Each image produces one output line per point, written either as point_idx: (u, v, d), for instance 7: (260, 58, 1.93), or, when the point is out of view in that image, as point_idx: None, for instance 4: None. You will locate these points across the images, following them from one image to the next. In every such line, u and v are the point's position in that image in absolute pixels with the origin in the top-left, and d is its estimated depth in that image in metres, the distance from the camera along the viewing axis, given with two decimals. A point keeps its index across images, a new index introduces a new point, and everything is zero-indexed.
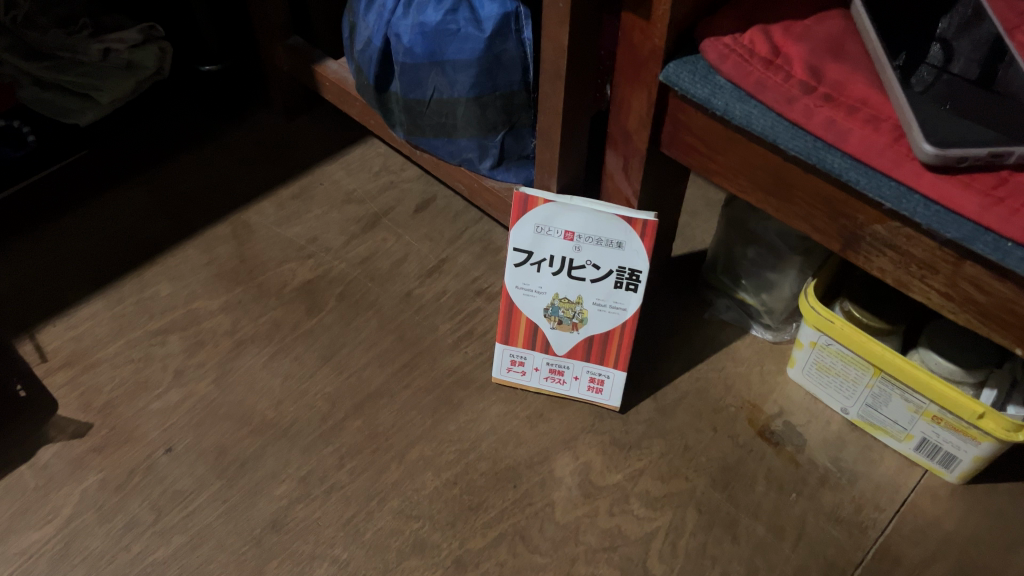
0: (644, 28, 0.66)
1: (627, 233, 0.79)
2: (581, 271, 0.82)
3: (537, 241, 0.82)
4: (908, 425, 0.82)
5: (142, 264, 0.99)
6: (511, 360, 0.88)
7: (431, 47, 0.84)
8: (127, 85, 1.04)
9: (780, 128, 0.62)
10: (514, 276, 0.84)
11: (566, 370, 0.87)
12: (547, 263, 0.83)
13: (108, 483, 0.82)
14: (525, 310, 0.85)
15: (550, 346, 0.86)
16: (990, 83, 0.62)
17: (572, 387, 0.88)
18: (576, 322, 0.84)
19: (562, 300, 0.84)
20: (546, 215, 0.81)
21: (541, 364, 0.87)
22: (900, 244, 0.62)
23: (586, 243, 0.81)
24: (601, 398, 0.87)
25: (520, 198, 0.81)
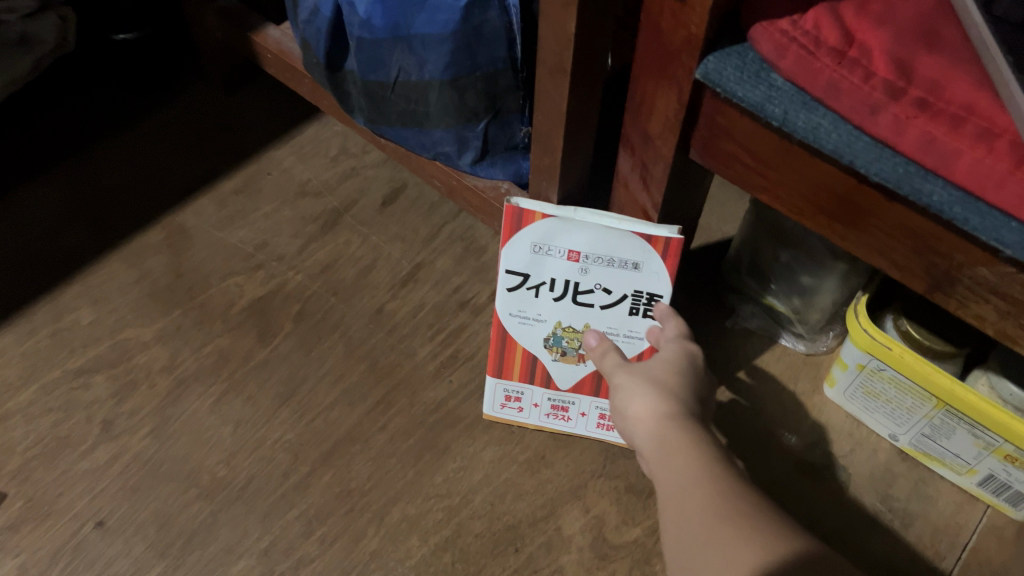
0: (677, 11, 0.50)
1: (645, 252, 0.65)
2: (589, 297, 0.68)
3: (534, 262, 0.68)
4: (973, 460, 0.70)
5: (57, 282, 0.83)
6: (506, 396, 0.74)
7: (394, 19, 0.67)
8: (25, 64, 0.87)
9: (860, 146, 0.48)
10: (507, 302, 0.70)
11: (572, 406, 0.74)
12: (547, 287, 0.69)
13: (28, 570, 0.68)
14: (522, 341, 0.72)
15: (551, 380, 0.73)
16: None
17: (580, 424, 0.75)
18: (582, 353, 0.71)
19: (566, 329, 0.71)
20: (545, 232, 0.66)
21: (542, 400, 0.74)
22: (1011, 292, 0.48)
23: (594, 265, 0.67)
24: (613, 435, 0.74)
25: (513, 213, 0.66)
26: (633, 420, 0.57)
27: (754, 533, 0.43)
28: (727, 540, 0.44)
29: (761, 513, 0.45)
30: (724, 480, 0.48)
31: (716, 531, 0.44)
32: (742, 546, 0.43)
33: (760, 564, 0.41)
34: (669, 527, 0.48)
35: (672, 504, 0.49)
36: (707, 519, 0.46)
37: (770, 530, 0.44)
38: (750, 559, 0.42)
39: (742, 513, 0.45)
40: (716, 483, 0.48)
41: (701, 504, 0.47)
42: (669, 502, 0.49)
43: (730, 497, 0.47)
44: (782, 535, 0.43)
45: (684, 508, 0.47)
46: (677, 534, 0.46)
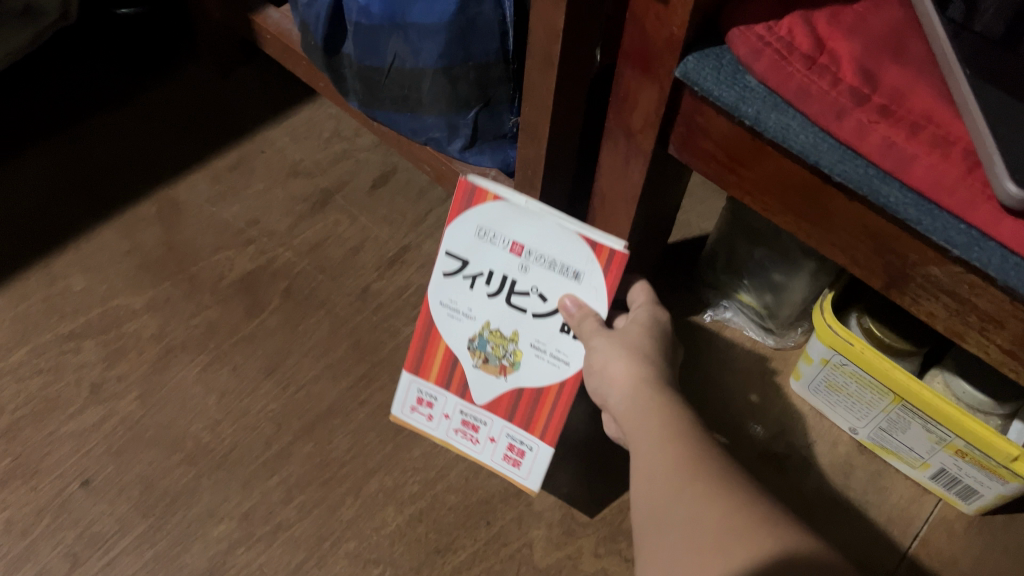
0: (661, 12, 0.52)
1: (588, 262, 0.60)
2: (523, 299, 0.63)
3: (475, 248, 0.63)
4: (926, 454, 0.74)
5: (49, 250, 0.85)
6: (417, 399, 0.70)
7: (392, 8, 0.69)
8: (25, 37, 0.88)
9: (825, 147, 0.51)
10: (440, 287, 0.66)
11: (482, 428, 0.69)
12: (483, 279, 0.64)
13: (14, 526, 0.71)
14: (447, 335, 0.67)
15: (467, 392, 0.68)
16: (1016, 45, 0.51)
17: (486, 451, 0.70)
18: (505, 365, 0.66)
19: (493, 333, 0.65)
20: (492, 216, 0.61)
21: (453, 412, 0.69)
22: (959, 291, 0.51)
23: (535, 263, 0.61)
24: (516, 472, 0.69)
25: (465, 187, 0.61)
26: (610, 380, 0.57)
27: (721, 492, 0.47)
28: (696, 496, 0.47)
29: (730, 474, 0.49)
30: (695, 442, 0.51)
31: (683, 487, 0.48)
32: (710, 504, 0.46)
33: (727, 521, 0.45)
34: (640, 481, 0.51)
35: (645, 460, 0.51)
36: (677, 476, 0.49)
37: (736, 490, 0.47)
38: (714, 518, 0.45)
39: (712, 473, 0.48)
40: (687, 444, 0.51)
41: (671, 463, 0.50)
42: (641, 459, 0.52)
43: (699, 458, 0.50)
44: (748, 496, 0.46)
45: (655, 464, 0.50)
46: (649, 490, 0.50)
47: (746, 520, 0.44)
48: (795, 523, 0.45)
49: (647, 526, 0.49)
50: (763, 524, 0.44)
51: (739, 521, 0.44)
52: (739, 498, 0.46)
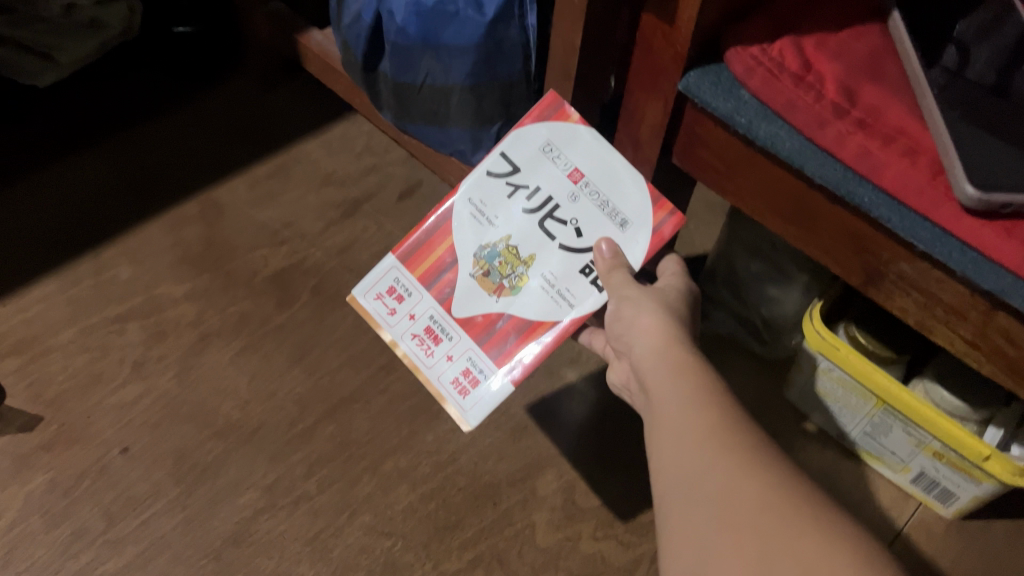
0: (667, 33, 0.59)
1: (639, 215, 0.64)
2: (557, 227, 0.66)
3: (535, 160, 0.66)
4: (907, 457, 0.79)
5: (100, 241, 0.92)
6: (390, 286, 0.70)
7: (427, 30, 0.77)
8: (90, 45, 1.00)
9: (808, 153, 0.57)
10: (477, 185, 0.68)
11: (444, 343, 0.68)
12: (525, 192, 0.67)
13: (56, 486, 0.77)
14: (459, 235, 0.68)
15: (446, 300, 0.68)
16: (1006, 92, 0.57)
17: (436, 368, 0.68)
18: (504, 284, 0.67)
19: (508, 249, 0.67)
20: (565, 137, 0.66)
21: (420, 315, 0.69)
22: (927, 285, 0.57)
23: (586, 197, 0.65)
24: (458, 401, 0.67)
25: (553, 102, 0.66)
26: (642, 340, 0.57)
27: (756, 465, 0.45)
28: (729, 468, 0.45)
29: (763, 444, 0.47)
30: (727, 412, 0.49)
31: (716, 459, 0.46)
32: (744, 477, 0.44)
33: (762, 496, 0.43)
34: (668, 447, 0.49)
35: (675, 425, 0.50)
36: (709, 445, 0.47)
37: (769, 463, 0.45)
38: (751, 491, 0.43)
39: (746, 444, 0.47)
40: (720, 411, 0.49)
41: (705, 431, 0.48)
42: (669, 423, 0.50)
43: (733, 428, 0.48)
44: (782, 469, 0.45)
45: (684, 432, 0.49)
46: (677, 459, 0.48)
47: (783, 495, 0.43)
48: (832, 503, 0.43)
49: (673, 496, 0.47)
50: (803, 500, 0.42)
51: (777, 497, 0.42)
52: (775, 473, 0.44)
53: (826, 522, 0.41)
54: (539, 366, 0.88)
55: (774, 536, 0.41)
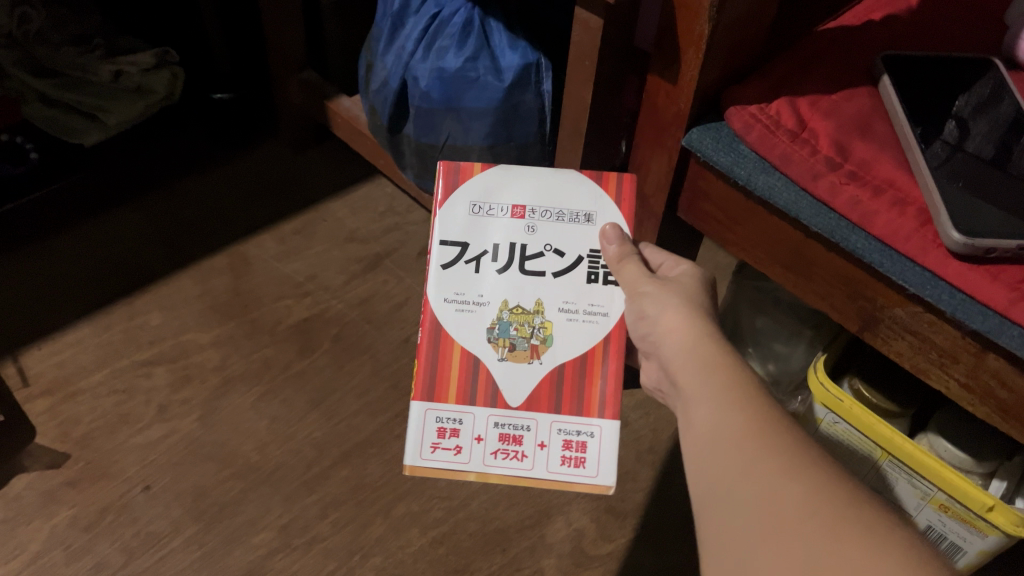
0: (670, 92, 0.64)
1: (597, 201, 0.64)
2: (539, 262, 0.63)
3: (473, 225, 0.64)
4: (913, 512, 0.79)
5: (134, 291, 0.97)
6: (439, 431, 0.61)
7: (449, 94, 0.82)
8: (137, 108, 1.05)
9: (804, 204, 0.60)
10: (441, 285, 0.63)
11: (526, 437, 0.61)
12: (488, 256, 0.63)
13: (79, 521, 0.79)
14: (458, 332, 0.62)
15: (500, 395, 0.62)
16: (1006, 165, 0.60)
17: (539, 463, 0.61)
18: (535, 344, 0.62)
19: (514, 311, 0.62)
20: (482, 189, 0.64)
21: (486, 432, 0.61)
22: (920, 329, 0.59)
23: (541, 219, 0.64)
24: (584, 474, 0.60)
25: (448, 172, 0.65)
26: (669, 333, 0.56)
27: (798, 469, 0.44)
28: (768, 474, 0.44)
29: (801, 444, 0.45)
30: (764, 408, 0.48)
31: (754, 464, 0.45)
32: (784, 484, 0.43)
33: (804, 504, 0.42)
34: (704, 451, 0.48)
35: (709, 426, 0.49)
36: (747, 450, 0.46)
37: (810, 466, 0.44)
38: (791, 499, 0.42)
39: (785, 445, 0.45)
40: (756, 410, 0.48)
41: (740, 434, 0.47)
42: (704, 427, 0.49)
43: (770, 427, 0.47)
44: (827, 471, 0.43)
45: (721, 434, 0.48)
46: (715, 465, 0.47)
47: (826, 504, 0.41)
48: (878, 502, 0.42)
49: (712, 504, 0.46)
50: (850, 507, 0.41)
51: (825, 503, 0.41)
52: (817, 474, 0.43)
53: (880, 527, 0.40)
54: None
55: (819, 552, 0.40)
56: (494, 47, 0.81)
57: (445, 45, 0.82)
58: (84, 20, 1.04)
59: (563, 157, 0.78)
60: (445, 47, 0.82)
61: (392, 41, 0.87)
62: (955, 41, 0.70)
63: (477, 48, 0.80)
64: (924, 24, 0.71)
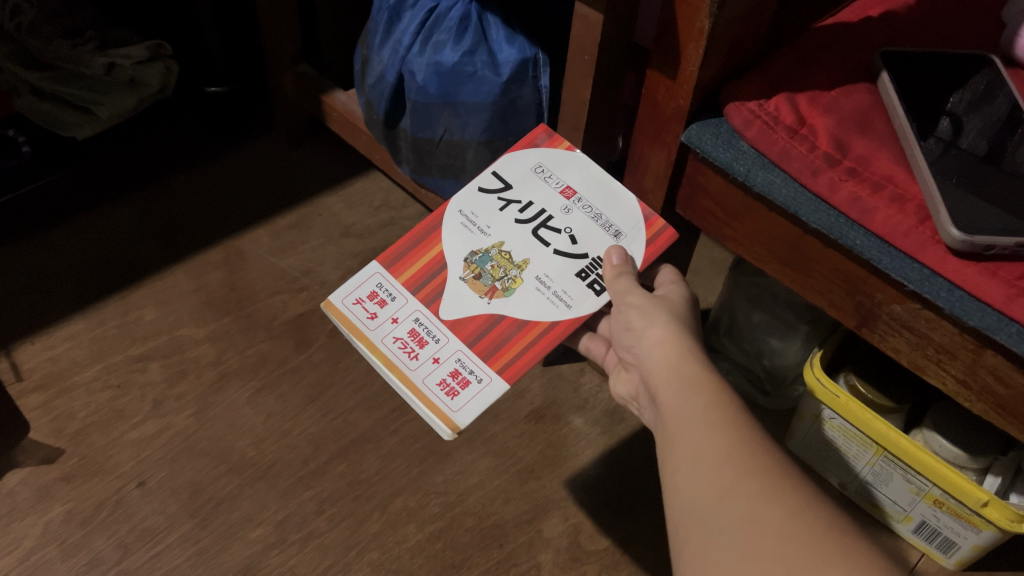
0: (669, 87, 0.64)
1: (632, 226, 0.66)
2: (551, 235, 0.66)
3: (526, 178, 0.68)
4: (909, 507, 0.80)
5: (129, 285, 0.97)
6: (372, 291, 0.66)
7: (446, 88, 0.81)
8: (129, 102, 1.04)
9: (803, 200, 0.60)
10: (469, 199, 0.68)
11: (430, 344, 0.63)
12: (518, 205, 0.68)
13: (74, 517, 0.78)
14: (448, 240, 0.67)
15: (435, 303, 0.65)
16: (999, 161, 0.60)
17: (421, 370, 0.62)
18: (495, 286, 0.65)
19: (502, 253, 0.66)
20: (557, 160, 0.69)
21: (404, 319, 0.64)
22: (919, 326, 0.59)
23: (580, 208, 0.67)
24: (446, 403, 0.60)
25: (544, 134, 0.71)
26: (655, 345, 0.56)
27: (780, 491, 0.44)
28: (751, 496, 0.44)
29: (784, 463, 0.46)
30: (745, 429, 0.48)
31: (737, 484, 0.45)
32: (766, 504, 0.43)
33: (785, 529, 0.42)
34: (683, 471, 0.47)
35: (689, 444, 0.48)
36: (729, 471, 0.46)
37: (789, 489, 0.44)
38: (773, 522, 0.42)
39: (766, 467, 0.45)
40: (738, 431, 0.48)
41: (722, 454, 0.47)
42: (684, 445, 0.49)
43: (750, 449, 0.47)
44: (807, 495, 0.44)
45: (701, 453, 0.47)
46: (693, 484, 0.46)
47: (807, 529, 0.41)
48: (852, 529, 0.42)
49: (690, 523, 0.45)
50: (826, 532, 0.41)
51: (803, 528, 0.41)
52: (798, 498, 0.43)
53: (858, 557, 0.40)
54: (546, 414, 0.89)
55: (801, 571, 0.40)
56: (491, 42, 0.80)
57: (442, 39, 0.81)
58: (75, 11, 1.03)
59: None
60: (442, 41, 0.81)
61: (388, 35, 0.86)
62: (952, 37, 0.70)
63: (474, 43, 0.80)
64: (922, 20, 0.71)
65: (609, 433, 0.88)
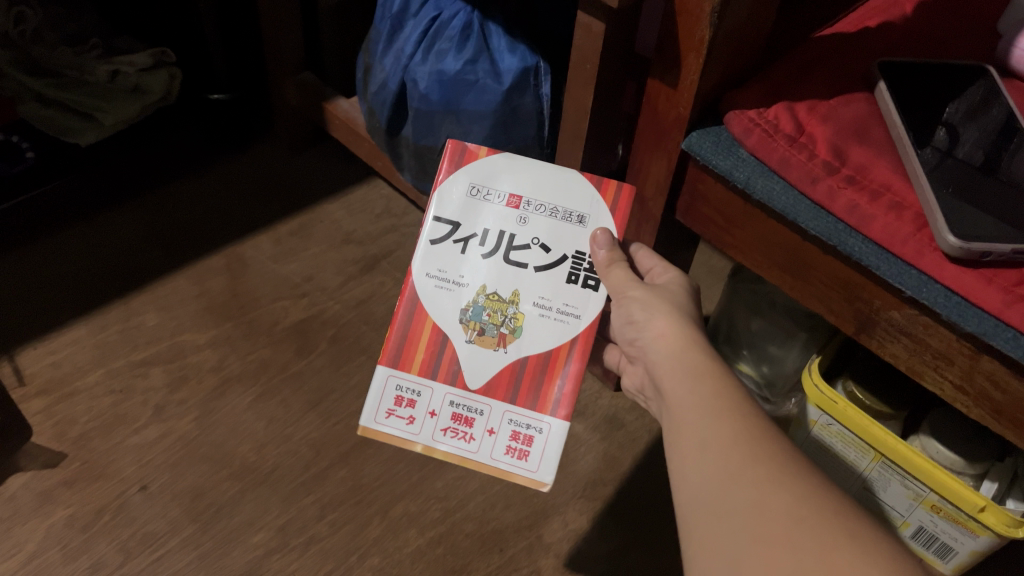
0: (670, 96, 0.65)
1: (591, 203, 0.64)
2: (523, 254, 0.64)
3: (469, 208, 0.65)
4: (906, 513, 0.80)
5: (130, 291, 0.97)
6: (398, 398, 0.65)
7: (448, 96, 0.82)
8: (132, 108, 1.05)
9: (802, 207, 0.61)
10: (426, 258, 0.65)
11: (478, 420, 0.65)
12: (476, 239, 0.65)
13: (75, 522, 0.79)
14: (434, 308, 0.65)
15: (458, 376, 0.65)
16: (994, 171, 0.61)
17: (484, 448, 0.64)
18: (504, 334, 0.64)
19: (490, 297, 0.64)
20: (485, 172, 0.66)
21: (441, 408, 0.65)
22: (916, 331, 0.60)
23: (534, 212, 0.65)
24: (524, 466, 0.63)
25: (455, 150, 0.66)
26: (657, 337, 0.57)
27: (787, 478, 0.44)
28: (757, 482, 0.45)
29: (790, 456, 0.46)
30: (750, 418, 0.49)
31: (744, 472, 0.45)
32: (773, 491, 0.44)
33: (794, 514, 0.42)
34: (690, 458, 0.48)
35: (695, 434, 0.49)
36: (736, 459, 0.46)
37: (795, 477, 0.44)
38: (781, 509, 0.43)
39: (772, 454, 0.46)
40: (742, 418, 0.49)
41: (728, 440, 0.47)
42: (689, 434, 0.49)
43: (758, 437, 0.47)
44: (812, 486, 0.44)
45: (707, 440, 0.48)
46: (701, 471, 0.47)
47: (816, 515, 0.42)
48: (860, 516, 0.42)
49: (698, 511, 0.46)
50: (834, 519, 0.42)
51: (810, 513, 0.42)
52: (804, 485, 0.44)
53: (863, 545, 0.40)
54: None
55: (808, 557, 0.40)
56: (493, 50, 0.81)
57: (445, 48, 0.82)
58: (79, 19, 1.05)
59: (563, 159, 0.78)
60: (444, 50, 0.82)
61: (391, 44, 0.87)
62: (948, 49, 0.71)
63: (475, 52, 0.81)
64: (919, 32, 0.72)
65: (608, 439, 0.89)
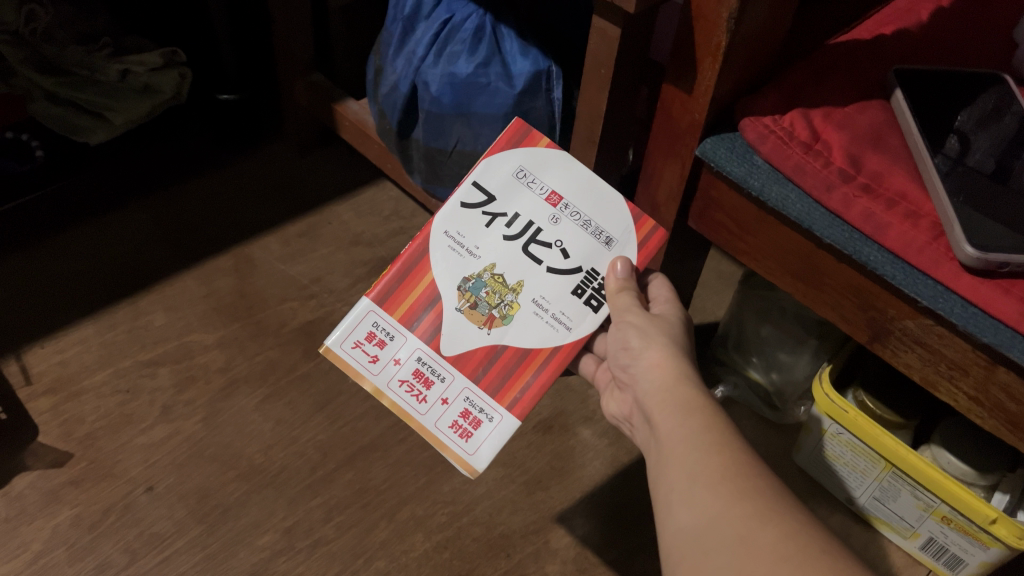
0: (685, 101, 0.64)
1: (623, 232, 0.64)
2: (542, 251, 0.64)
3: (508, 188, 0.65)
4: (916, 523, 0.80)
5: (139, 290, 0.97)
6: (370, 333, 0.67)
7: (459, 99, 0.82)
8: (142, 108, 1.05)
9: (816, 215, 0.60)
10: (451, 217, 0.66)
11: (436, 385, 0.66)
12: (505, 219, 0.65)
13: (82, 521, 0.78)
14: (440, 268, 0.66)
15: (434, 339, 0.66)
16: (1006, 180, 0.60)
17: (431, 414, 0.65)
18: (493, 317, 0.64)
19: (494, 278, 0.65)
20: (539, 160, 0.65)
21: (406, 360, 0.66)
22: (930, 341, 0.59)
23: (568, 216, 0.64)
24: (461, 445, 0.64)
25: (520, 129, 0.66)
26: (652, 367, 0.56)
27: (773, 514, 0.44)
28: (746, 517, 0.44)
29: (779, 491, 0.46)
30: (739, 452, 0.48)
31: (730, 507, 0.45)
32: (760, 525, 0.43)
33: (780, 550, 0.42)
34: (678, 490, 0.48)
35: (685, 465, 0.49)
36: (723, 492, 0.46)
37: (783, 513, 0.44)
38: (768, 544, 0.42)
39: (759, 489, 0.46)
40: (731, 453, 0.48)
41: (716, 474, 0.47)
42: (677, 467, 0.49)
43: (744, 473, 0.47)
44: (800, 520, 0.43)
45: (695, 473, 0.48)
46: (688, 504, 0.47)
47: (803, 551, 0.41)
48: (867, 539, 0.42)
49: (683, 546, 0.45)
50: (821, 556, 0.41)
51: (797, 551, 0.42)
52: (791, 520, 0.43)
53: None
54: (554, 424, 0.90)
55: None
56: (505, 53, 0.81)
57: (456, 51, 0.82)
58: (91, 15, 1.03)
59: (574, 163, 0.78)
60: (456, 53, 0.82)
61: (403, 45, 0.87)
62: (963, 56, 0.71)
63: (488, 54, 0.80)
64: (932, 39, 0.71)
65: (617, 444, 0.89)
